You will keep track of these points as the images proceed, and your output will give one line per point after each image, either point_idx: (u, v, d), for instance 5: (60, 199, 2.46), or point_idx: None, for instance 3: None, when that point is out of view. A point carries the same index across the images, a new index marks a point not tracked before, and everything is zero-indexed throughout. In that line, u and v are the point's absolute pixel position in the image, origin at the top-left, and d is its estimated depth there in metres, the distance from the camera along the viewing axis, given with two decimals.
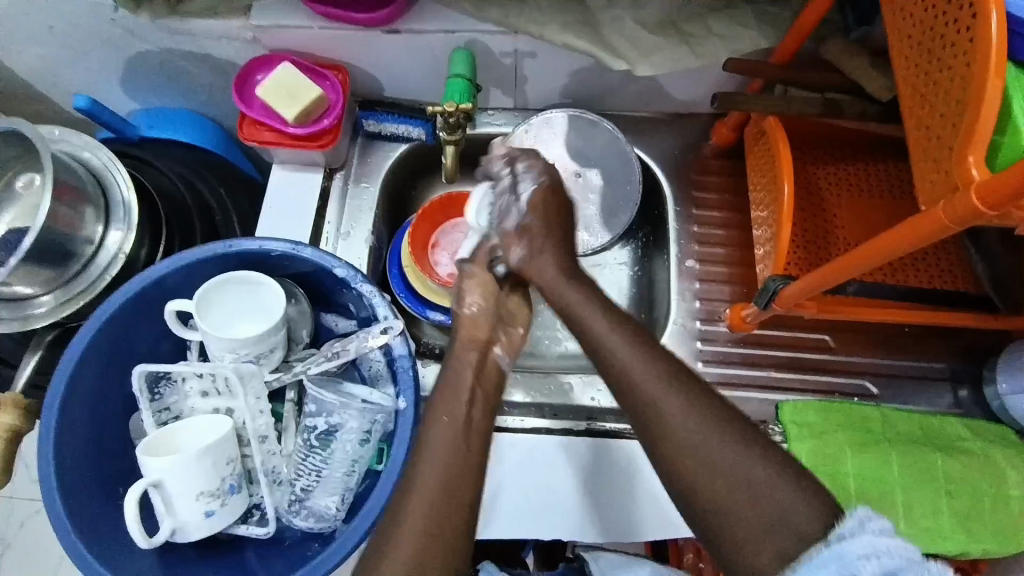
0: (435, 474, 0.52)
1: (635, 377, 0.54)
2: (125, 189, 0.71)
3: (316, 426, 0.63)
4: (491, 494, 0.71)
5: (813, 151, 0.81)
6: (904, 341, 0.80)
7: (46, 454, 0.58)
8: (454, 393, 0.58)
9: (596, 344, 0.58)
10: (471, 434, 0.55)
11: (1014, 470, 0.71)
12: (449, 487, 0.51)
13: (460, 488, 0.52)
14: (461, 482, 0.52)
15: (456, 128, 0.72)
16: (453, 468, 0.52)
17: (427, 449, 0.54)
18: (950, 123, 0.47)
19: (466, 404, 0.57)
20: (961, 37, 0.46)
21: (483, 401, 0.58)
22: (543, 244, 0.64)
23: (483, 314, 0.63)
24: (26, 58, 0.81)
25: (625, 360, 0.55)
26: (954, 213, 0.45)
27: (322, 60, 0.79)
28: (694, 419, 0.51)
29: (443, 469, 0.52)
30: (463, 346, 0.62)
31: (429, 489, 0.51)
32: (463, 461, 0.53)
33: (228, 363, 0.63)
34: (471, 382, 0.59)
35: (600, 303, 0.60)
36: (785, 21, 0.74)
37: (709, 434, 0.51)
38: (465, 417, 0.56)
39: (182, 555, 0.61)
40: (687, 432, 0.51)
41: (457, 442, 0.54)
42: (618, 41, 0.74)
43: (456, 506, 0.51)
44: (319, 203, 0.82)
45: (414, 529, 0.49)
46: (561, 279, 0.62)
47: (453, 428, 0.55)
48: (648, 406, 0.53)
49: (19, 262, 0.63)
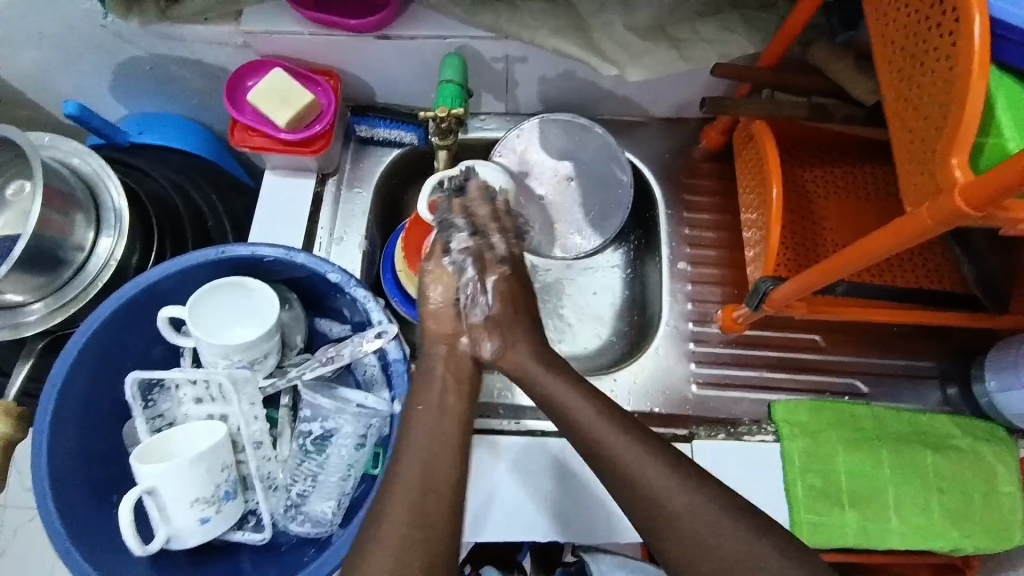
0: (419, 455, 0.57)
1: (614, 451, 0.56)
2: (115, 196, 0.71)
3: (311, 431, 0.62)
4: (474, 496, 0.71)
5: (801, 154, 0.82)
6: (892, 340, 0.81)
7: (39, 462, 0.57)
8: (426, 385, 0.62)
9: (574, 423, 0.59)
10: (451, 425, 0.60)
11: (1003, 465, 0.73)
12: (429, 472, 0.56)
13: (438, 466, 0.56)
14: (441, 470, 0.56)
15: (448, 133, 0.74)
16: (433, 462, 0.56)
17: (409, 441, 0.58)
18: (934, 125, 0.48)
19: (441, 399, 0.61)
20: (944, 40, 0.47)
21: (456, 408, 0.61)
22: (516, 335, 0.65)
23: (446, 310, 0.65)
24: (16, 64, 0.81)
25: (600, 434, 0.57)
26: (939, 213, 0.45)
27: (314, 66, 0.79)
28: (674, 486, 0.54)
29: (423, 455, 0.57)
30: (433, 342, 0.65)
31: (413, 467, 0.56)
32: (438, 453, 0.57)
33: (222, 369, 0.63)
34: (445, 381, 0.62)
35: (586, 395, 0.60)
36: (773, 26, 0.75)
37: (690, 499, 0.53)
38: (444, 417, 0.60)
39: (176, 562, 0.61)
40: (666, 499, 0.54)
41: (435, 426, 0.59)
42: (608, 46, 0.74)
43: (437, 492, 0.55)
44: (312, 207, 0.82)
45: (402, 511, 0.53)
46: (543, 372, 0.62)
47: (429, 422, 0.59)
48: (626, 476, 0.55)
49: (11, 269, 0.62)
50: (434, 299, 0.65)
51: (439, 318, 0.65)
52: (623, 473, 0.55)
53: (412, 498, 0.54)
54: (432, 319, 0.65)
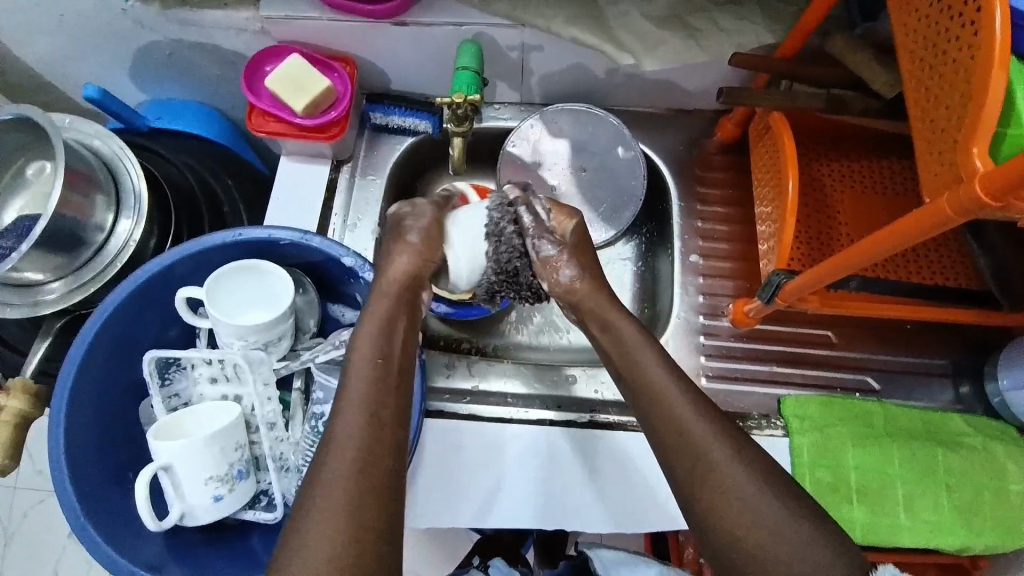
0: (353, 428, 0.51)
1: (669, 400, 0.56)
2: (135, 177, 0.72)
3: (323, 412, 0.65)
4: (424, 480, 0.71)
5: (818, 147, 0.82)
6: (906, 336, 0.81)
7: (57, 437, 0.59)
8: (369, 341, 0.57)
9: (635, 363, 0.60)
10: (381, 397, 0.54)
11: (1014, 464, 0.72)
12: (367, 448, 0.50)
13: (376, 443, 0.51)
14: (381, 450, 0.50)
15: (464, 120, 0.75)
16: (374, 432, 0.51)
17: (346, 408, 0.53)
18: (956, 116, 0.48)
19: (375, 366, 0.55)
20: (965, 30, 0.47)
21: (387, 375, 0.55)
22: (588, 267, 0.67)
23: (414, 262, 0.64)
24: (36, 47, 0.82)
25: (672, 392, 0.56)
26: (958, 204, 0.45)
27: (329, 52, 0.80)
28: (725, 448, 0.52)
29: (362, 426, 0.51)
30: (381, 286, 0.62)
31: (345, 441, 0.50)
32: (376, 425, 0.52)
33: (237, 350, 0.64)
34: (375, 343, 0.57)
35: (650, 343, 0.61)
36: (790, 17, 0.74)
37: (730, 463, 0.52)
38: (384, 364, 0.56)
39: (188, 539, 0.62)
40: (722, 458, 0.52)
41: (378, 389, 0.54)
42: (624, 35, 0.74)
43: (374, 467, 0.49)
44: (327, 194, 0.83)
45: (337, 484, 0.48)
46: (605, 308, 0.65)
47: (369, 385, 0.54)
48: (679, 425, 0.54)
49: (31, 248, 0.63)
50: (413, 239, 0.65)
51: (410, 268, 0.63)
52: (679, 428, 0.54)
53: (348, 478, 0.48)
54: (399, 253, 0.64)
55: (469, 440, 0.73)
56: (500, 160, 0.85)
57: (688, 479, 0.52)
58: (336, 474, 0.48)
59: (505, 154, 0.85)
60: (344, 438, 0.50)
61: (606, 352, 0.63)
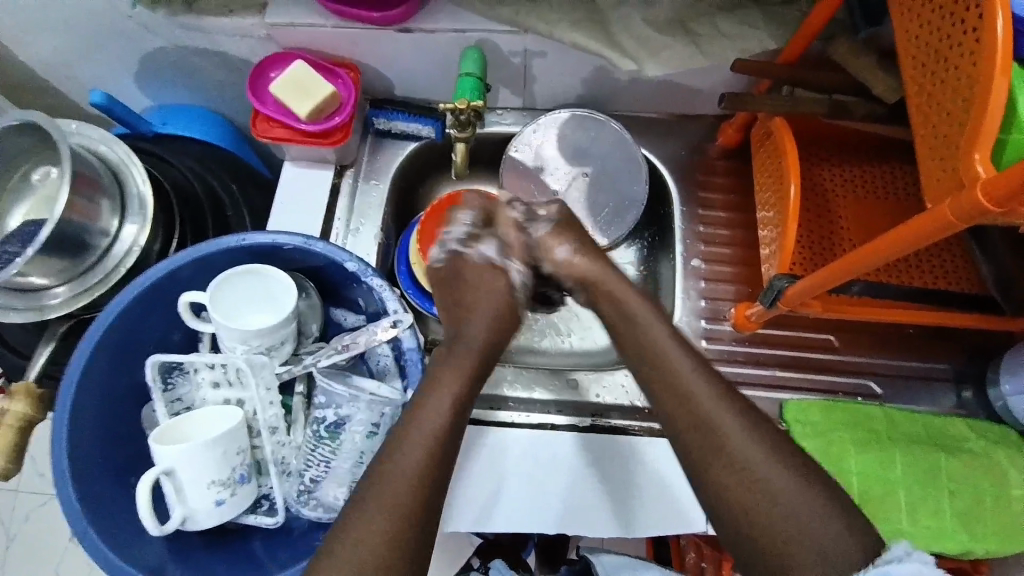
0: (418, 450, 0.53)
1: (683, 381, 0.55)
2: (140, 182, 0.72)
3: (325, 417, 0.63)
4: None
5: (819, 152, 0.82)
6: (909, 342, 0.81)
7: (60, 440, 0.59)
8: (449, 369, 0.59)
9: (652, 338, 0.59)
10: (450, 425, 0.55)
11: (1016, 469, 0.72)
12: (425, 473, 0.52)
13: (435, 469, 0.52)
14: (439, 475, 0.52)
15: (467, 126, 0.75)
16: (434, 456, 0.53)
17: (413, 431, 0.54)
18: (958, 121, 0.48)
19: (454, 395, 0.57)
20: (967, 37, 0.47)
21: (459, 402, 0.57)
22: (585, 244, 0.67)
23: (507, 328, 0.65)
24: (43, 53, 0.82)
25: (691, 383, 0.55)
26: (961, 209, 0.45)
27: (333, 58, 0.80)
28: (736, 429, 0.52)
29: (427, 449, 0.53)
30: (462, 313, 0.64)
31: (408, 462, 0.52)
32: (439, 452, 0.53)
33: (240, 354, 0.64)
34: (462, 373, 0.59)
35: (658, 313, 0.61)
36: (792, 23, 0.75)
37: (748, 446, 0.51)
38: (462, 389, 0.58)
39: (189, 543, 0.62)
40: (741, 452, 0.51)
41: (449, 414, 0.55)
42: (626, 41, 0.74)
43: (426, 490, 0.51)
44: (330, 199, 0.83)
45: (388, 504, 0.50)
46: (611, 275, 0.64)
47: (450, 408, 0.56)
48: (694, 419, 0.53)
49: (37, 252, 0.63)
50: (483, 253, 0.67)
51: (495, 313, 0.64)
52: (694, 408, 0.54)
53: (399, 500, 0.50)
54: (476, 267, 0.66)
55: (472, 445, 0.73)
56: (501, 165, 0.86)
57: (700, 458, 0.53)
58: (389, 493, 0.50)
59: (507, 158, 0.85)
60: (406, 458, 0.52)
61: (614, 317, 0.62)
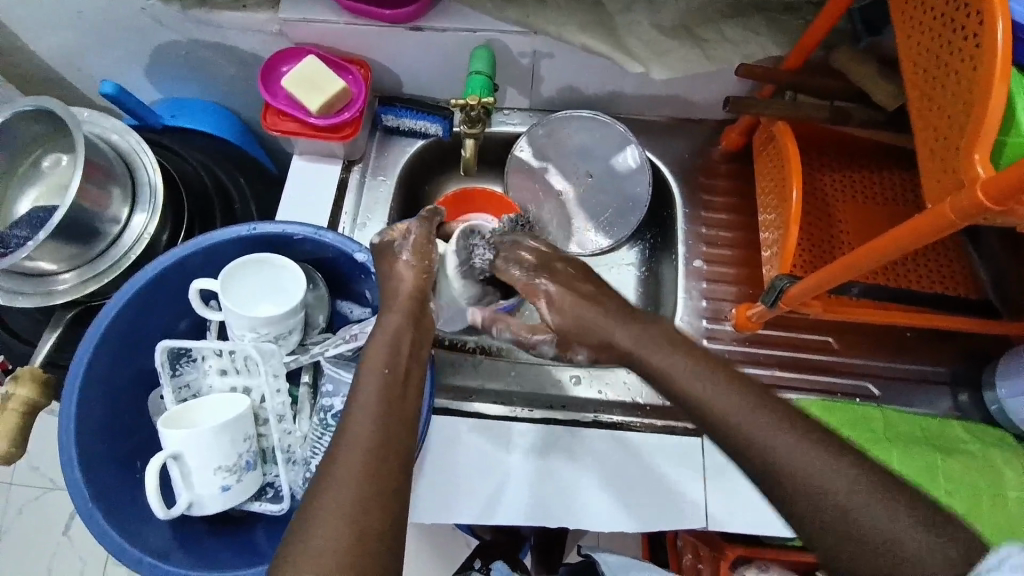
0: (363, 429, 0.52)
1: (652, 357, 0.60)
2: (152, 171, 0.73)
3: (333, 405, 0.66)
4: (438, 476, 0.71)
5: (820, 157, 0.83)
6: (906, 344, 0.82)
7: (67, 423, 0.59)
8: (385, 350, 0.58)
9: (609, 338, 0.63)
10: (387, 405, 0.54)
11: (1012, 470, 0.73)
12: (378, 451, 0.51)
13: (385, 447, 0.52)
14: (392, 454, 0.51)
15: (476, 122, 0.76)
16: (383, 436, 0.52)
17: (356, 415, 0.53)
18: (959, 124, 0.49)
19: (384, 375, 0.56)
20: (968, 43, 0.48)
21: (394, 383, 0.56)
22: (564, 295, 0.66)
23: (420, 276, 0.65)
24: (55, 43, 0.83)
25: (673, 370, 0.58)
26: (960, 207, 0.46)
27: (344, 55, 0.81)
28: (724, 391, 0.55)
29: (374, 428, 0.52)
30: (391, 302, 0.62)
31: (358, 444, 0.51)
32: (385, 433, 0.52)
33: (249, 342, 0.64)
34: (390, 353, 0.58)
35: (618, 315, 0.63)
36: (795, 30, 0.77)
37: (738, 405, 0.54)
38: (401, 367, 0.57)
39: (193, 528, 0.62)
40: (734, 412, 0.54)
41: (389, 394, 0.55)
42: (633, 44, 0.76)
43: (385, 470, 0.50)
44: (337, 193, 0.84)
45: (350, 485, 0.49)
46: (578, 303, 0.65)
47: (380, 387, 0.55)
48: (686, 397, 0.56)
49: (48, 237, 0.64)
50: (406, 257, 0.66)
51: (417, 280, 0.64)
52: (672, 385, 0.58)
53: (362, 481, 0.49)
54: (396, 269, 0.65)
55: (477, 439, 0.73)
56: (509, 168, 0.89)
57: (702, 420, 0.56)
58: (347, 475, 0.49)
59: (513, 158, 0.89)
60: (353, 437, 0.51)
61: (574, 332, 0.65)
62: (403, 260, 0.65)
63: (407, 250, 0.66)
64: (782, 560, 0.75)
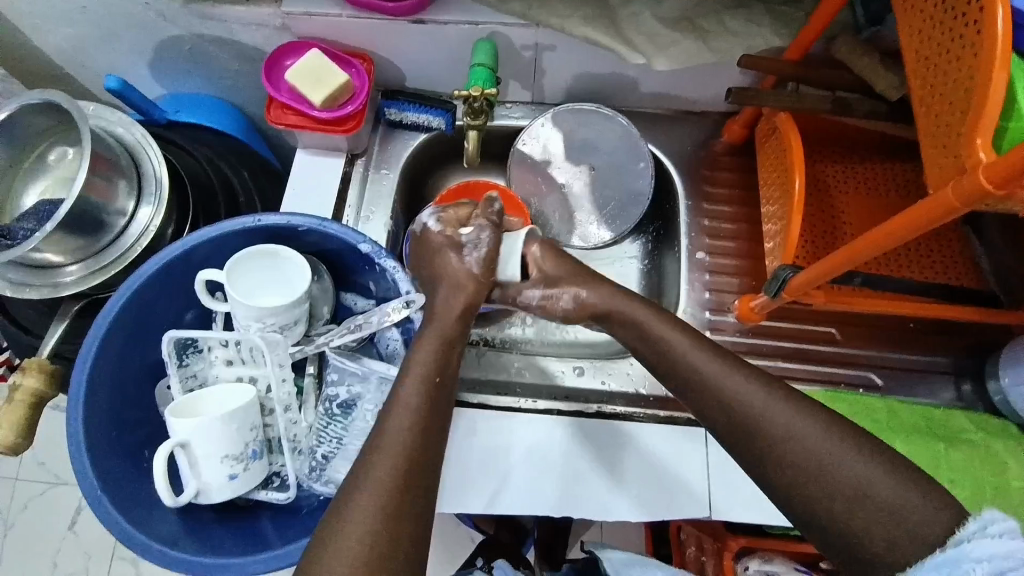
0: (402, 434, 0.52)
1: (680, 352, 0.59)
2: (157, 164, 0.73)
3: (338, 395, 0.65)
4: (444, 466, 0.71)
5: (823, 150, 0.84)
6: (909, 335, 0.82)
7: (76, 412, 0.59)
8: (428, 353, 0.59)
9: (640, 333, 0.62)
10: (429, 408, 0.54)
11: (1015, 460, 0.73)
12: (415, 456, 0.51)
13: (422, 453, 0.52)
14: (425, 458, 0.52)
15: (479, 113, 0.77)
16: (421, 441, 0.52)
17: (394, 419, 0.53)
18: (959, 110, 0.50)
19: (429, 382, 0.56)
20: (968, 29, 0.49)
21: (438, 390, 0.56)
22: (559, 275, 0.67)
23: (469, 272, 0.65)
24: (60, 38, 0.84)
25: (701, 363, 0.58)
26: (962, 193, 0.46)
27: (348, 48, 0.81)
28: (749, 387, 0.55)
29: (412, 433, 0.52)
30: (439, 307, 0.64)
31: (394, 446, 0.51)
32: (425, 438, 0.53)
33: (255, 333, 0.65)
34: (437, 359, 0.58)
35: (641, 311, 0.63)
36: (796, 21, 0.77)
37: (768, 398, 0.54)
38: (446, 372, 0.58)
39: (200, 517, 0.62)
40: (764, 409, 0.54)
41: (431, 397, 0.55)
42: (635, 36, 0.76)
43: (417, 476, 0.50)
44: (341, 187, 0.84)
45: (382, 489, 0.49)
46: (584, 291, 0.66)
47: (424, 390, 0.55)
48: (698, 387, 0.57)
49: (55, 229, 0.64)
50: (470, 262, 0.66)
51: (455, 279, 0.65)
52: (699, 377, 0.57)
53: (393, 485, 0.49)
54: (455, 270, 0.66)
55: (480, 429, 0.73)
56: (512, 159, 0.89)
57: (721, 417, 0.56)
58: (381, 479, 0.49)
59: (516, 152, 0.88)
60: (390, 440, 0.51)
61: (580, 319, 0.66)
62: (468, 264, 0.66)
63: (475, 259, 0.66)
64: (784, 549, 0.76)
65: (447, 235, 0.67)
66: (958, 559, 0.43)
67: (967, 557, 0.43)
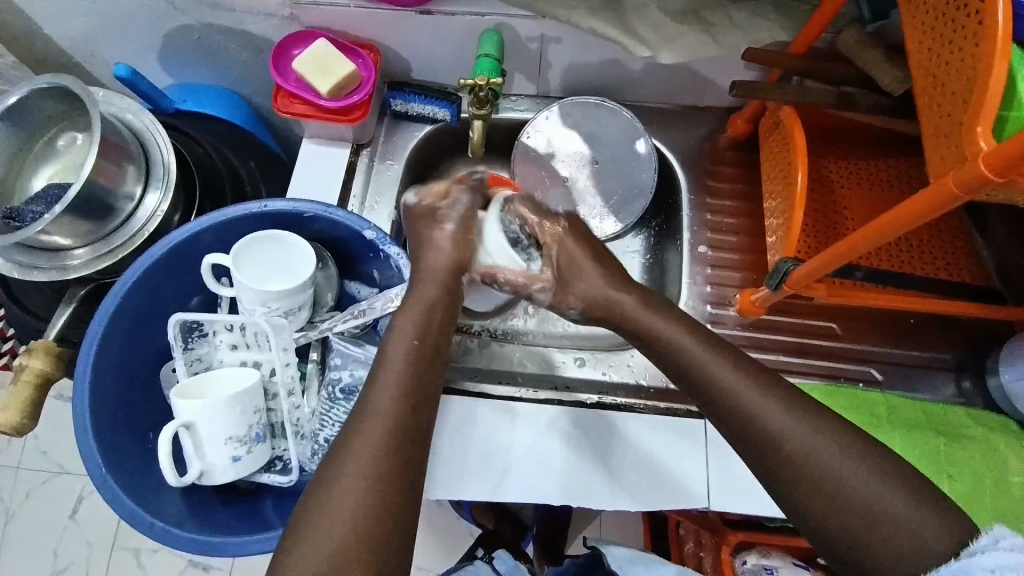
0: (387, 410, 0.52)
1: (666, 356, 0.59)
2: (164, 151, 0.74)
3: (340, 379, 0.67)
4: (444, 454, 0.72)
5: (826, 145, 0.84)
6: (910, 330, 0.82)
7: (82, 393, 0.60)
8: (413, 324, 0.58)
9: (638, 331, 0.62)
10: (415, 381, 0.54)
11: (1015, 455, 0.73)
12: (397, 433, 0.51)
13: (406, 428, 0.52)
14: (410, 435, 0.52)
15: (485, 103, 0.77)
16: (405, 410, 0.52)
17: (379, 395, 0.53)
18: (961, 99, 0.50)
19: (413, 350, 0.56)
20: (970, 19, 0.49)
21: (421, 357, 0.56)
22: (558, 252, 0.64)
23: (452, 248, 0.63)
24: (70, 27, 0.84)
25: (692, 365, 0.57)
26: (963, 181, 0.47)
27: (355, 39, 0.82)
28: (744, 381, 0.56)
29: (396, 402, 0.52)
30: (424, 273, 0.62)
31: (379, 423, 0.51)
32: (411, 415, 0.52)
33: (261, 317, 0.65)
34: (421, 329, 0.58)
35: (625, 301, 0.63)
36: (803, 16, 0.77)
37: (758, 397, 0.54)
38: (430, 344, 0.58)
39: (204, 498, 0.63)
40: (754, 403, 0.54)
41: (416, 372, 0.55)
42: (640, 29, 0.76)
43: (401, 446, 0.51)
44: (346, 176, 0.85)
45: (366, 463, 0.49)
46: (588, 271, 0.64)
47: (410, 362, 0.55)
48: None
49: (63, 211, 0.65)
50: (449, 227, 0.63)
51: (444, 246, 0.63)
52: (690, 367, 0.58)
53: (379, 463, 0.49)
54: (437, 238, 0.63)
55: (482, 416, 0.74)
56: (515, 158, 0.89)
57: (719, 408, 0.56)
58: (364, 454, 0.49)
59: (520, 145, 0.89)
60: (374, 419, 0.51)
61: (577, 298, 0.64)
62: (449, 231, 0.63)
63: (454, 223, 0.63)
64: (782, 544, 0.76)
65: (428, 207, 0.64)
66: (970, 566, 0.43)
67: (978, 566, 0.43)
